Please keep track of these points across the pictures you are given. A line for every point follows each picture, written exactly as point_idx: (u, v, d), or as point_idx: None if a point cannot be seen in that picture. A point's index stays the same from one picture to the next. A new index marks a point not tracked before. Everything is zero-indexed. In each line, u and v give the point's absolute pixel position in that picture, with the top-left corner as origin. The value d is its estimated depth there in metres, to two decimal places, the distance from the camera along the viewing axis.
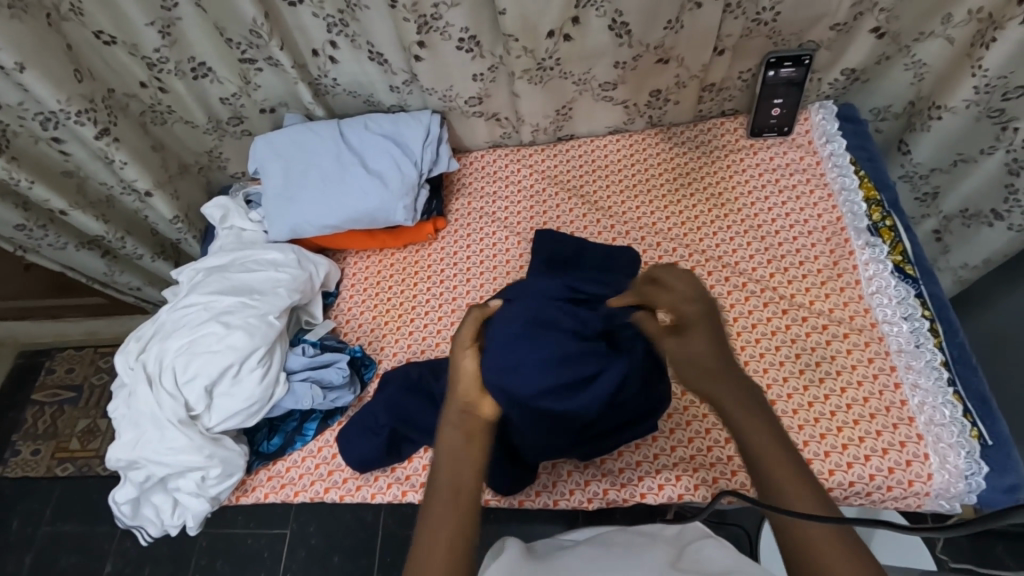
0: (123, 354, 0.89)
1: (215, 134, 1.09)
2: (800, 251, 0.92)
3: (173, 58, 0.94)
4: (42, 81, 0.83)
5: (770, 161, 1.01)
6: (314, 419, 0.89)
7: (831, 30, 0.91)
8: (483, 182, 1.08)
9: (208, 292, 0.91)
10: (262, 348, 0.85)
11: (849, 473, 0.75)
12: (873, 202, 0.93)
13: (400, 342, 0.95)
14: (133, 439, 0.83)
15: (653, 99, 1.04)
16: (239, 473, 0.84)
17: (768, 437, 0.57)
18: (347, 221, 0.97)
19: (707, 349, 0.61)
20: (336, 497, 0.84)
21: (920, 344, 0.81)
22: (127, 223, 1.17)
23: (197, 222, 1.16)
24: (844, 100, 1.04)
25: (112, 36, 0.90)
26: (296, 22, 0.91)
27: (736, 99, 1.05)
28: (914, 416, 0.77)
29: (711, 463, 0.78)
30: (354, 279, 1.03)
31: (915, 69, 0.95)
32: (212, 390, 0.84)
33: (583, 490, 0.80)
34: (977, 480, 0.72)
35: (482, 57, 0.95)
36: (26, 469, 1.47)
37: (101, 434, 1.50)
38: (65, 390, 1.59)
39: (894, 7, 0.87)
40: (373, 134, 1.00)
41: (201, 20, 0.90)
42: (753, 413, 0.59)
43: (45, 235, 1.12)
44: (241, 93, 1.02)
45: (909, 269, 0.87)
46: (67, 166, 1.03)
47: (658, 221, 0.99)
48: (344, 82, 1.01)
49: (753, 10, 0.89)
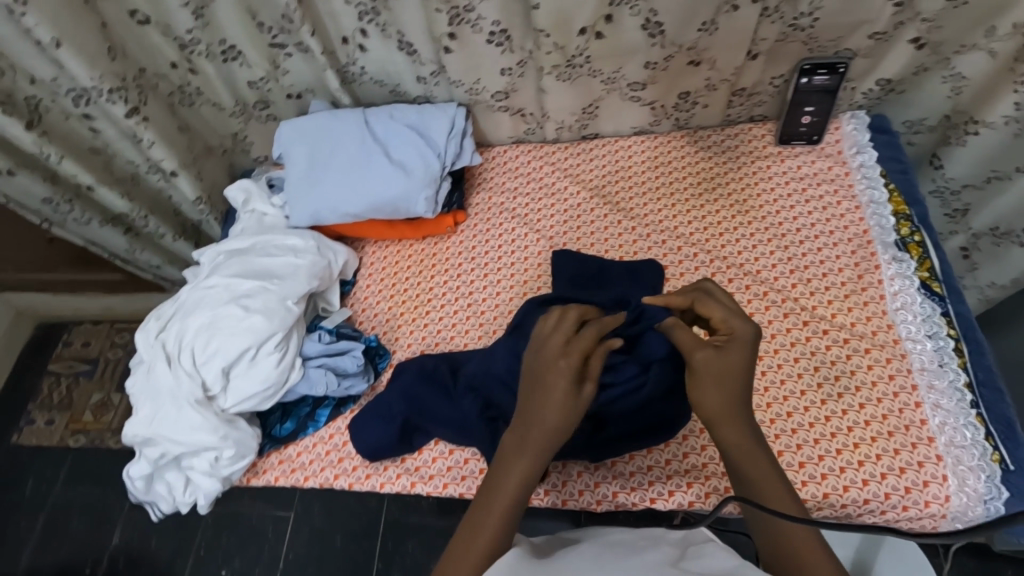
0: (143, 332, 0.90)
1: (242, 118, 1.09)
2: (824, 263, 0.91)
3: (204, 40, 0.94)
4: (76, 58, 0.84)
5: (797, 169, 0.99)
6: (326, 406, 0.89)
7: (869, 39, 0.90)
8: (505, 178, 1.08)
9: (229, 275, 0.91)
10: (280, 332, 0.86)
11: (864, 490, 0.74)
12: (902, 217, 0.91)
13: (415, 333, 0.95)
14: (150, 416, 0.84)
15: (681, 102, 1.02)
16: (251, 456, 0.84)
17: (755, 452, 0.58)
18: (368, 211, 0.97)
19: (721, 367, 0.59)
20: (345, 483, 0.84)
21: (944, 364, 0.79)
22: (150, 202, 1.18)
23: (218, 204, 1.17)
24: (877, 111, 1.01)
25: (146, 16, 0.91)
26: (327, 9, 0.91)
27: (766, 105, 1.04)
28: (934, 436, 0.75)
29: (722, 472, 0.78)
30: (371, 269, 1.03)
31: (954, 82, 0.93)
32: (229, 372, 0.85)
33: (592, 492, 0.80)
34: (996, 505, 0.71)
35: (511, 52, 0.95)
36: (40, 438, 1.49)
37: (114, 408, 1.53)
38: (81, 363, 1.61)
39: (936, 17, 0.85)
40: (398, 125, 1.00)
41: (233, 3, 0.90)
42: (747, 432, 0.59)
43: (71, 210, 1.14)
44: (269, 77, 1.02)
45: (936, 286, 0.85)
46: (95, 143, 1.04)
47: (680, 226, 0.98)
48: (372, 71, 1.01)
49: (790, 15, 0.88)
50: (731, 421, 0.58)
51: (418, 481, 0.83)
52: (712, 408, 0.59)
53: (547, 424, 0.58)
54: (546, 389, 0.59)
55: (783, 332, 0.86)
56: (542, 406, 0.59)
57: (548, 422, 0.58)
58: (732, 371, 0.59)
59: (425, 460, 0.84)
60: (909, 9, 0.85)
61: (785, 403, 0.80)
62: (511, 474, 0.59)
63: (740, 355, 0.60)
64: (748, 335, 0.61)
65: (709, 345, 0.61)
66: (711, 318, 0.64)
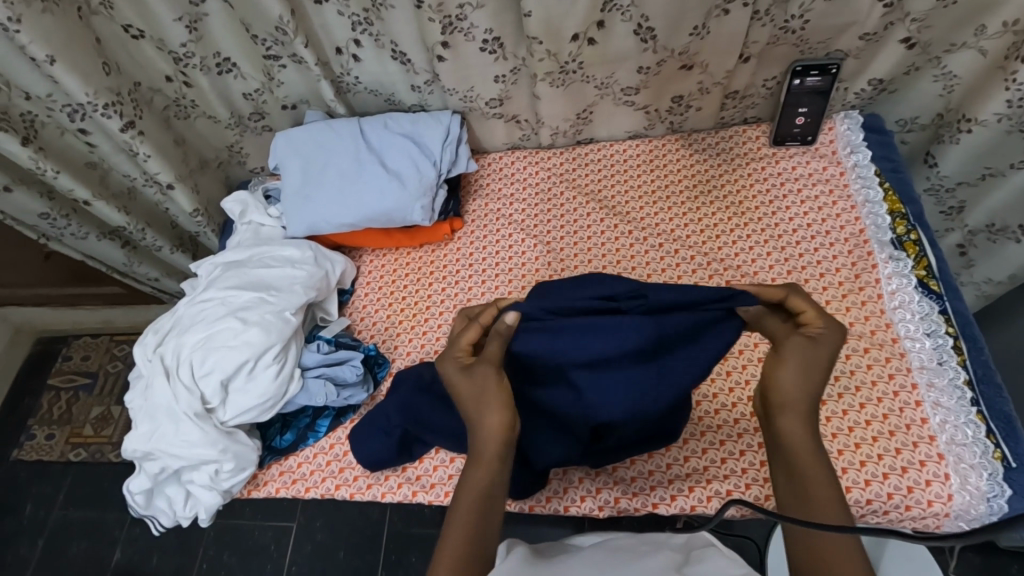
0: (142, 345, 0.90)
1: (237, 130, 1.09)
2: (820, 263, 0.91)
3: (198, 53, 0.95)
4: (71, 74, 0.84)
5: (792, 170, 1.00)
6: (326, 416, 0.89)
7: (860, 40, 0.90)
8: (501, 184, 1.08)
9: (227, 287, 0.91)
10: (278, 344, 0.86)
11: (867, 491, 0.73)
12: (898, 215, 0.91)
13: (415, 341, 0.95)
14: (149, 430, 0.84)
15: (675, 105, 1.03)
16: (251, 468, 0.84)
17: (817, 456, 0.58)
18: (364, 219, 0.97)
19: (810, 358, 0.60)
20: (346, 494, 0.84)
21: (943, 362, 0.79)
22: (147, 215, 1.18)
23: (215, 216, 1.17)
24: (869, 110, 1.02)
25: (140, 31, 0.91)
26: (320, 20, 0.92)
27: (759, 107, 1.04)
28: (935, 435, 0.75)
29: (724, 475, 0.77)
30: (369, 278, 1.03)
31: (945, 81, 0.93)
32: (228, 384, 0.84)
33: (594, 497, 0.80)
34: (999, 502, 0.71)
35: (504, 59, 0.95)
36: (41, 453, 1.49)
37: (115, 421, 1.52)
38: (80, 377, 1.61)
39: (926, 17, 0.85)
40: (393, 133, 1.00)
41: (227, 16, 0.91)
42: (811, 432, 0.59)
43: (68, 225, 1.14)
44: (264, 89, 1.03)
45: (933, 284, 0.86)
46: (91, 157, 1.04)
47: (676, 229, 0.98)
48: (366, 81, 1.01)
49: (781, 18, 0.88)
50: (799, 413, 0.59)
51: (419, 491, 0.83)
52: (786, 393, 0.60)
53: (487, 430, 0.61)
54: (456, 389, 0.65)
55: None
56: (482, 414, 0.62)
57: (482, 427, 0.62)
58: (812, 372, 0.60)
59: (426, 469, 0.84)
60: (899, 9, 0.85)
61: None
62: (470, 484, 0.60)
63: (824, 354, 0.60)
64: (832, 340, 0.60)
65: (799, 335, 0.61)
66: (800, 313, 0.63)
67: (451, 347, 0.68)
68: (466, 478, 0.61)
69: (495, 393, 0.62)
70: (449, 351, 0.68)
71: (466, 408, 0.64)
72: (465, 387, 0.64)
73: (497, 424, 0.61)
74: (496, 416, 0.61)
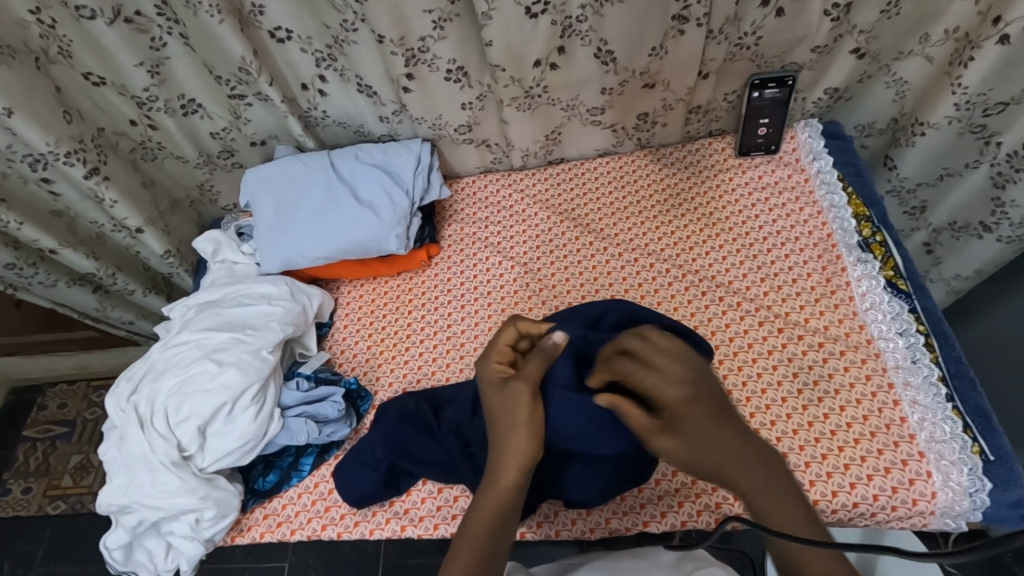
0: (115, 395, 0.88)
1: (207, 168, 1.09)
2: (792, 269, 0.93)
3: (163, 97, 0.95)
4: (31, 125, 0.83)
5: (759, 179, 1.02)
6: (309, 454, 0.87)
7: (812, 52, 0.93)
8: (475, 208, 1.09)
9: (201, 329, 0.90)
10: (256, 384, 0.84)
11: (853, 494, 0.74)
12: (863, 218, 0.93)
13: (397, 371, 0.94)
14: (126, 483, 0.81)
15: (641, 122, 1.05)
16: (234, 513, 0.82)
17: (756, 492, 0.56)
18: (339, 252, 0.97)
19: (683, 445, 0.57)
20: (334, 534, 0.82)
21: (916, 359, 0.81)
22: (118, 259, 1.16)
23: (189, 255, 1.15)
24: (828, 118, 1.05)
25: (101, 77, 0.91)
26: (284, 58, 0.93)
27: (723, 120, 1.07)
28: (915, 433, 0.76)
29: (713, 488, 0.77)
30: (348, 309, 1.03)
31: (897, 87, 0.97)
32: (206, 429, 0.83)
33: (585, 519, 0.79)
34: (982, 497, 0.72)
35: (470, 86, 0.96)
36: (17, 508, 1.43)
37: (94, 470, 1.48)
38: (57, 426, 1.56)
39: (872, 28, 0.89)
40: (364, 165, 1.00)
41: (190, 58, 0.91)
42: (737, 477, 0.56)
43: (36, 273, 1.12)
44: (231, 127, 1.02)
45: (901, 284, 0.87)
46: (57, 205, 1.03)
47: (651, 243, 1.00)
48: (334, 114, 1.02)
49: (735, 35, 0.91)
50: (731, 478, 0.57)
51: (408, 525, 0.81)
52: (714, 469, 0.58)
53: (505, 479, 0.61)
54: (487, 397, 0.66)
55: (760, 340, 0.87)
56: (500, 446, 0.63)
57: (506, 449, 0.62)
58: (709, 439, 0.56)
59: (414, 502, 0.83)
60: (846, 22, 0.89)
61: (767, 411, 0.81)
62: (476, 526, 0.60)
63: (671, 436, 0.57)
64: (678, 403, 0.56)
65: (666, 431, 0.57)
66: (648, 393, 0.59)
67: (491, 352, 0.67)
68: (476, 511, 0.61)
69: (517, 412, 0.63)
70: (494, 354, 0.67)
71: (494, 430, 0.64)
72: (501, 396, 0.64)
73: (521, 449, 0.62)
74: (516, 466, 0.61)
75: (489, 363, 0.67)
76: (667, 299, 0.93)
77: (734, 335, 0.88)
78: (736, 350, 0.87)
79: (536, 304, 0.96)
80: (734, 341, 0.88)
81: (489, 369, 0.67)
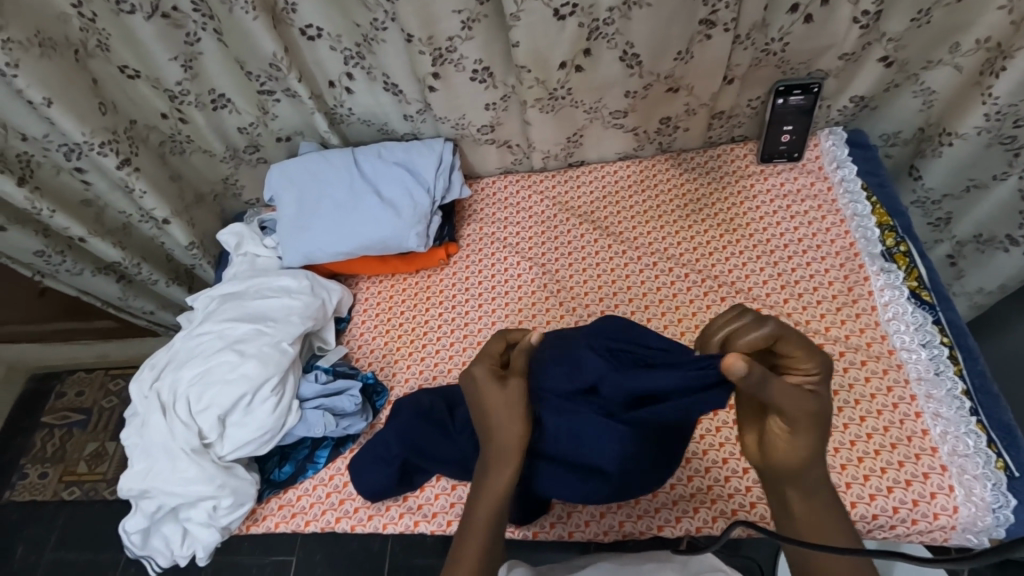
0: (138, 382, 0.90)
1: (232, 163, 1.11)
2: (813, 277, 0.92)
3: (194, 91, 0.97)
4: (67, 115, 0.85)
5: (780, 187, 1.01)
6: (325, 447, 0.88)
7: (839, 60, 0.92)
8: (494, 208, 1.09)
9: (223, 320, 0.91)
10: (275, 376, 0.85)
11: (872, 505, 0.73)
12: (886, 228, 0.93)
13: (413, 367, 0.95)
14: (146, 468, 0.83)
15: (663, 127, 1.05)
16: (250, 503, 0.83)
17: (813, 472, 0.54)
18: (359, 248, 0.98)
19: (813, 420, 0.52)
20: (347, 527, 0.83)
21: (940, 372, 0.80)
22: (142, 250, 1.19)
23: (211, 248, 1.17)
24: (853, 126, 1.04)
25: (136, 71, 0.93)
26: (313, 56, 0.94)
27: (745, 126, 1.06)
28: (937, 446, 0.75)
29: (728, 494, 0.77)
30: (366, 304, 1.04)
31: (924, 96, 0.96)
32: (225, 419, 0.84)
33: (598, 522, 0.79)
34: (1005, 513, 0.70)
35: (494, 87, 0.97)
36: (33, 493, 1.46)
37: (109, 457, 1.50)
38: (75, 413, 1.59)
39: (901, 37, 0.88)
40: (386, 163, 1.01)
41: (222, 54, 0.93)
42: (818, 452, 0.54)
43: (63, 261, 1.14)
44: (258, 123, 1.04)
45: (925, 295, 0.86)
46: (87, 195, 1.05)
47: (670, 247, 1.00)
48: (359, 112, 1.03)
49: (762, 41, 0.91)
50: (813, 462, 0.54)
51: (421, 520, 0.82)
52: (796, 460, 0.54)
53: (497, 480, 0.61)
54: (481, 397, 0.62)
55: None
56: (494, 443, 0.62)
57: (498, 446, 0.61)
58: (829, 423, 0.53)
59: (427, 498, 0.83)
60: (875, 30, 0.88)
61: None
62: (474, 531, 0.59)
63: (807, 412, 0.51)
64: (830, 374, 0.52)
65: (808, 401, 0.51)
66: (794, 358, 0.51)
67: (482, 355, 0.65)
68: (473, 516, 0.60)
69: (511, 414, 0.61)
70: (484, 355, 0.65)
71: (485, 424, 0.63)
72: (495, 393, 0.62)
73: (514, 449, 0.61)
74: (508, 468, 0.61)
75: (479, 366, 0.64)
76: (685, 304, 0.93)
77: None
78: None
79: (553, 305, 0.96)
80: None
81: (478, 373, 0.63)
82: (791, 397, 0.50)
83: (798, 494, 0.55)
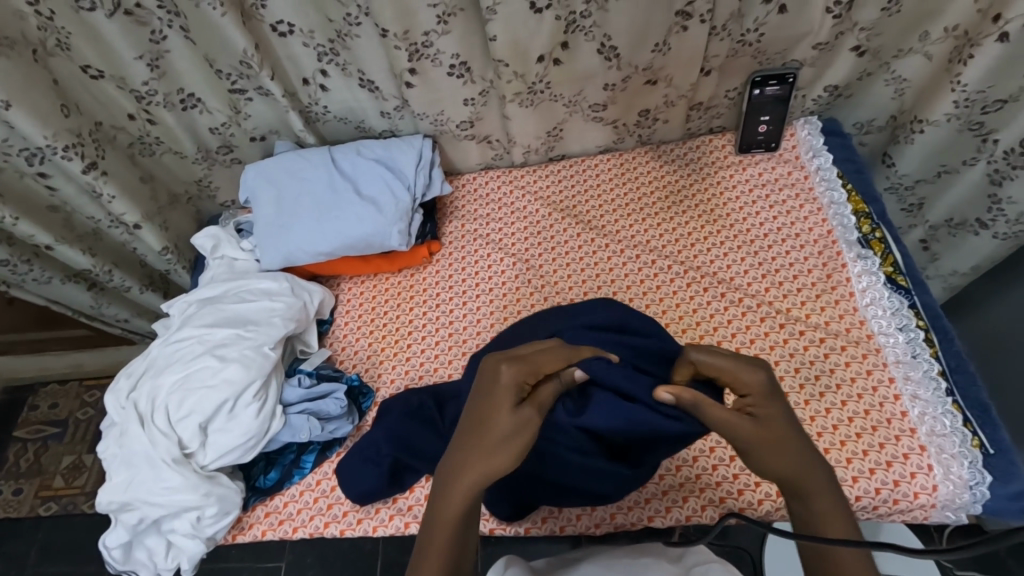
0: (114, 392, 0.87)
1: (205, 164, 1.08)
2: (793, 265, 0.93)
3: (162, 90, 0.94)
4: (28, 118, 0.82)
5: (759, 176, 1.02)
6: (311, 451, 0.87)
7: (813, 50, 0.93)
8: (476, 205, 1.08)
9: (201, 325, 0.89)
10: (258, 381, 0.83)
11: (855, 487, 0.74)
12: (862, 215, 0.94)
13: (398, 368, 0.94)
14: (126, 480, 0.80)
15: (642, 119, 1.05)
16: (236, 511, 0.81)
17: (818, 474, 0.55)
18: (340, 248, 0.96)
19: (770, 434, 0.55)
20: (337, 531, 0.82)
21: (917, 355, 0.82)
22: (114, 255, 1.15)
23: (186, 252, 1.14)
24: (828, 115, 1.06)
25: (99, 70, 0.89)
26: (286, 52, 0.92)
27: (724, 117, 1.07)
28: (916, 427, 0.77)
29: (717, 483, 0.78)
30: (349, 305, 1.02)
31: (895, 84, 0.98)
32: (207, 426, 0.82)
33: (590, 515, 0.79)
34: (982, 489, 0.72)
35: (473, 82, 0.96)
36: (8, 509, 1.41)
37: (88, 470, 1.46)
38: (49, 426, 1.54)
39: (873, 26, 0.90)
40: (365, 161, 0.99)
41: (190, 52, 0.90)
42: (804, 460, 0.55)
43: (30, 269, 1.10)
44: (231, 122, 1.01)
45: (900, 280, 0.88)
46: (53, 201, 1.01)
47: (652, 239, 1.00)
48: (335, 109, 1.01)
49: (738, 32, 0.92)
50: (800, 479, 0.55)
51: (412, 521, 0.81)
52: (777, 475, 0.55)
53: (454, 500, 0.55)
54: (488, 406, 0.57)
55: (761, 336, 0.87)
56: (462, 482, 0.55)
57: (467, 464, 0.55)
58: (781, 432, 0.55)
59: (417, 499, 0.82)
60: (847, 19, 0.89)
61: None
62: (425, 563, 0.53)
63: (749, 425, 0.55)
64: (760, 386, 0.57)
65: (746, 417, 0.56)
66: (721, 371, 0.58)
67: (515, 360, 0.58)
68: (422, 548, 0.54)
69: (491, 450, 0.55)
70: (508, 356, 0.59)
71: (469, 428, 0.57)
72: (501, 422, 0.56)
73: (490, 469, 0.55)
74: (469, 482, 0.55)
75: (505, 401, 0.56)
76: (669, 296, 0.94)
77: (736, 331, 0.89)
78: (739, 345, 0.87)
79: (538, 301, 0.96)
80: (736, 337, 0.88)
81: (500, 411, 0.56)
82: (726, 419, 0.56)
83: (799, 505, 0.55)
